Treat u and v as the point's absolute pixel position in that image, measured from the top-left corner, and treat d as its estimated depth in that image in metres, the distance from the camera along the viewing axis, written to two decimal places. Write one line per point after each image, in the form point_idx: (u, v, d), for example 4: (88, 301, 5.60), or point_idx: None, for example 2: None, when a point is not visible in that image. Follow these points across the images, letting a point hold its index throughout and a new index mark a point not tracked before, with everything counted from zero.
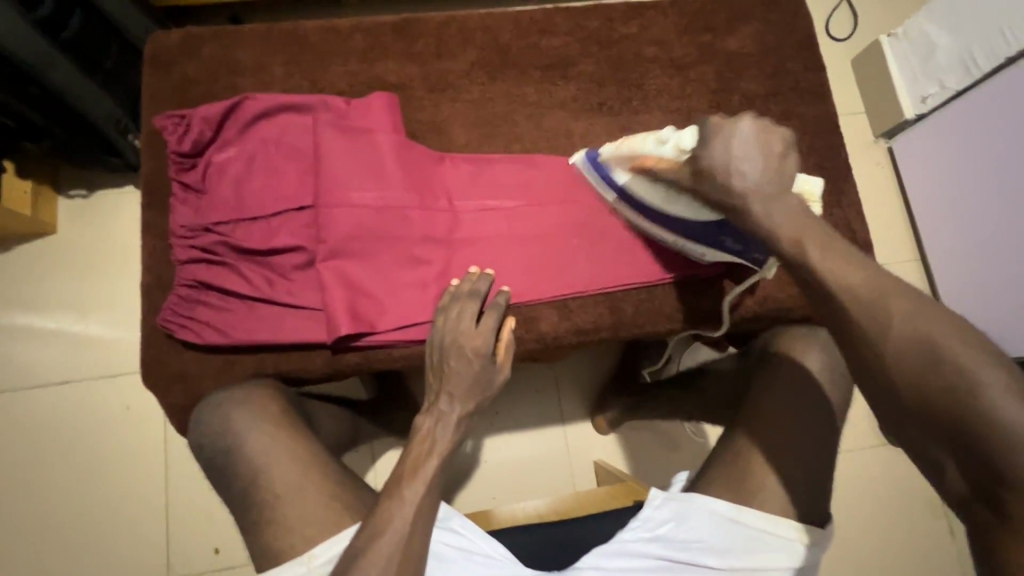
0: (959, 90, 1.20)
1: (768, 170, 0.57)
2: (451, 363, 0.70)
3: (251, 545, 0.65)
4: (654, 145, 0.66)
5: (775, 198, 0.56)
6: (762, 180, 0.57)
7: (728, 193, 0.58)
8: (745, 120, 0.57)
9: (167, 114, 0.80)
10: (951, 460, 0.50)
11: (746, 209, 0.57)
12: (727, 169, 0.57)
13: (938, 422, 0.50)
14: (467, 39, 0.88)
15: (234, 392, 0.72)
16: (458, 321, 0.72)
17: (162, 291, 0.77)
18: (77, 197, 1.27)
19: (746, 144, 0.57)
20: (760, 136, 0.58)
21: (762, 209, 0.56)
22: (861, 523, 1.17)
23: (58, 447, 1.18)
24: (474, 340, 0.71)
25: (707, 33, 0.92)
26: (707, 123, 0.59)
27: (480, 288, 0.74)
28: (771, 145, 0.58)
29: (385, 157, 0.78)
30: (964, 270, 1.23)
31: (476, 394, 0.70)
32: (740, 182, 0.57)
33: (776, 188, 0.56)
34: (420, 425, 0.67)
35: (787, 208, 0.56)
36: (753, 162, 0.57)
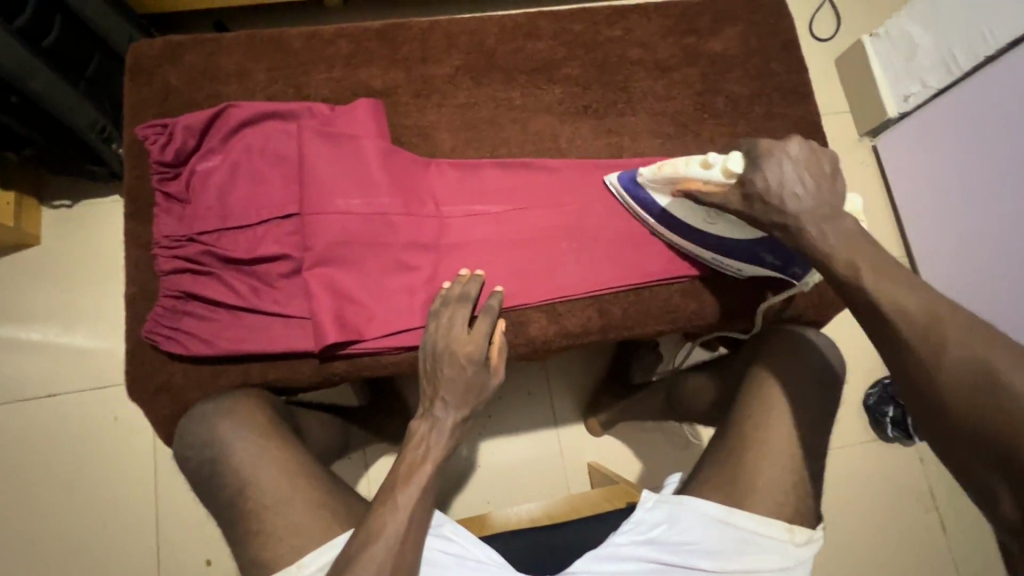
0: (940, 89, 1.22)
1: (819, 191, 0.64)
2: (444, 369, 0.69)
3: (241, 556, 0.64)
4: (700, 169, 0.72)
5: (825, 215, 0.64)
6: (812, 199, 0.64)
7: (782, 213, 0.65)
8: (795, 143, 0.65)
9: (149, 123, 0.79)
10: (999, 484, 0.50)
11: (797, 226, 0.64)
12: (783, 190, 0.65)
13: (980, 439, 0.51)
14: (452, 44, 0.88)
15: (220, 402, 0.71)
16: (451, 326, 0.71)
17: (146, 302, 0.76)
18: (61, 207, 1.25)
19: (798, 166, 0.65)
20: (809, 159, 0.66)
21: (815, 227, 0.63)
22: (854, 518, 1.18)
23: (45, 462, 1.17)
24: (467, 346, 0.70)
25: (691, 35, 0.92)
26: (758, 151, 0.67)
27: (471, 292, 0.73)
28: (822, 166, 0.66)
29: (370, 164, 0.78)
30: (948, 267, 1.24)
31: (470, 400, 0.69)
32: (794, 205, 0.64)
33: (826, 204, 0.64)
34: (415, 430, 0.67)
35: (837, 225, 0.63)
36: (806, 184, 0.65)
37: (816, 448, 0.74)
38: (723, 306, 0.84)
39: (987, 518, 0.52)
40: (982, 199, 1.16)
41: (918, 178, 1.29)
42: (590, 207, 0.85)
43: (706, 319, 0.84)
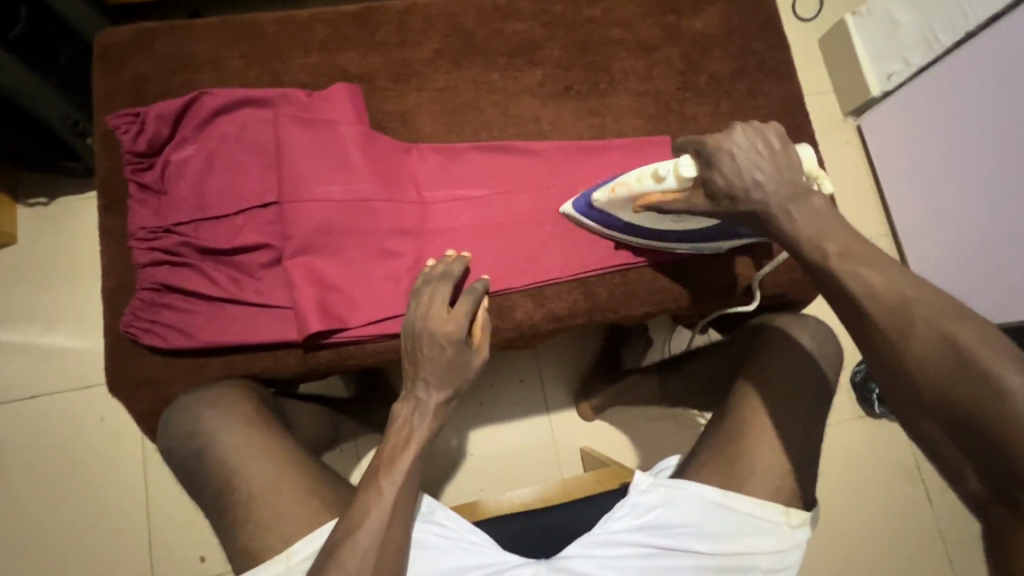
0: (923, 66, 1.23)
1: (778, 171, 0.61)
2: (424, 349, 0.67)
3: (229, 548, 0.64)
4: (652, 182, 0.67)
5: (796, 196, 0.60)
6: (776, 181, 0.61)
7: (749, 203, 0.61)
8: (739, 132, 0.62)
9: (120, 113, 0.77)
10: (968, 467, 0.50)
11: (768, 212, 0.61)
12: (743, 181, 0.61)
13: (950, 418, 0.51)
14: (431, 27, 0.86)
15: (203, 394, 0.70)
16: (431, 304, 0.68)
17: (124, 295, 0.75)
18: (37, 204, 1.23)
19: (749, 154, 0.61)
20: (757, 141, 0.62)
21: (782, 209, 0.60)
22: (841, 493, 1.20)
23: (31, 463, 1.15)
24: (447, 325, 0.67)
25: (672, 14, 0.92)
26: (705, 147, 0.63)
27: (455, 271, 0.71)
28: (772, 146, 0.62)
29: (349, 149, 0.76)
30: (935, 245, 1.25)
31: (453, 379, 0.67)
32: (758, 190, 0.61)
33: (794, 186, 0.60)
34: (398, 412, 0.67)
35: (809, 205, 0.60)
36: (764, 167, 0.61)
37: (802, 423, 0.74)
38: (712, 285, 0.84)
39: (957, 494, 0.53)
40: (967, 178, 1.16)
41: (904, 156, 1.29)
42: (572, 189, 0.84)
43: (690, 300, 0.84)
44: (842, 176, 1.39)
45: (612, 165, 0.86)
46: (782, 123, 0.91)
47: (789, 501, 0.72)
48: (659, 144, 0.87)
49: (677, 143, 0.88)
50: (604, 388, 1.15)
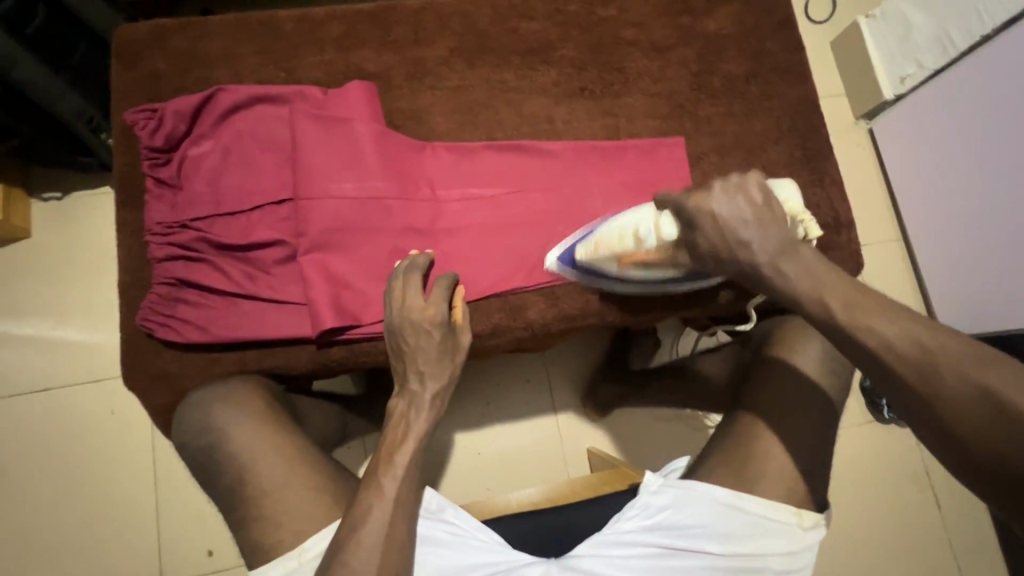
0: (936, 70, 1.21)
1: (765, 230, 0.58)
2: (410, 340, 0.68)
3: (242, 543, 0.64)
4: (634, 241, 0.72)
5: (785, 251, 0.58)
6: (765, 239, 0.58)
7: (736, 264, 0.60)
8: (715, 194, 0.59)
9: (138, 108, 0.77)
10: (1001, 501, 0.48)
11: (761, 273, 0.58)
12: (727, 242, 0.60)
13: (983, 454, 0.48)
14: (445, 25, 0.86)
15: (217, 389, 0.71)
16: (408, 295, 0.70)
17: (139, 290, 0.75)
18: (50, 199, 1.24)
19: (732, 213, 0.59)
20: (739, 196, 0.59)
21: (775, 271, 0.58)
22: (849, 495, 1.19)
23: (42, 455, 1.16)
24: (428, 310, 0.69)
25: (686, 14, 0.91)
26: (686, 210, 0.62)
27: (421, 263, 0.72)
28: (754, 199, 0.60)
29: (363, 147, 0.77)
30: (943, 250, 1.27)
31: (445, 365, 0.68)
32: (747, 253, 0.59)
33: (780, 240, 0.58)
34: (394, 408, 0.66)
35: (799, 259, 0.57)
36: (751, 226, 0.58)
37: (815, 425, 0.74)
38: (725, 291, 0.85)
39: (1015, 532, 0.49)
40: (975, 188, 1.16)
41: (917, 160, 1.28)
42: (586, 189, 0.84)
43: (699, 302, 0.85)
44: (854, 179, 1.39)
45: (625, 166, 0.86)
46: (796, 124, 0.91)
47: (802, 504, 0.71)
48: (673, 145, 0.87)
49: (690, 144, 0.88)
50: (613, 389, 1.15)
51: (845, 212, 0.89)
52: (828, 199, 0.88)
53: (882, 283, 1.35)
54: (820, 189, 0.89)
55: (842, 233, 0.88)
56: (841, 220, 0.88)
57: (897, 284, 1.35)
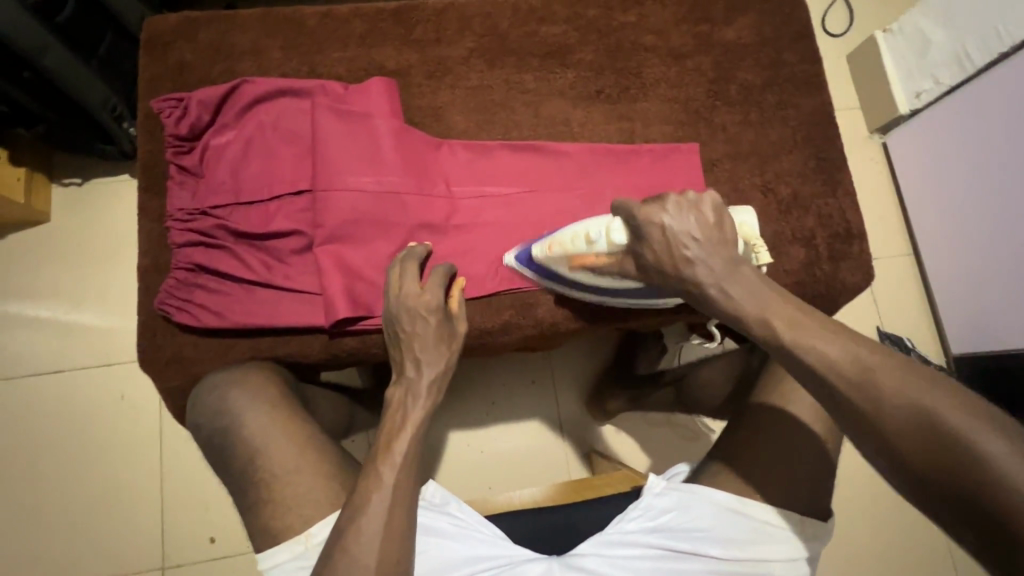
0: (953, 86, 1.21)
1: (710, 247, 0.61)
2: (406, 327, 0.70)
3: (250, 525, 0.65)
4: (585, 245, 0.71)
5: (728, 271, 0.60)
6: (707, 256, 0.61)
7: (680, 278, 0.63)
8: (665, 205, 0.63)
9: (164, 97, 0.79)
10: (967, 523, 0.46)
11: (704, 290, 0.61)
12: (672, 256, 0.63)
13: (939, 478, 0.47)
14: (467, 26, 0.88)
15: (231, 373, 0.72)
16: (404, 282, 0.72)
17: (159, 274, 0.77)
18: (71, 185, 1.26)
19: (681, 227, 0.62)
20: (687, 212, 0.63)
21: (718, 288, 0.60)
22: (854, 508, 1.18)
23: (53, 436, 1.18)
24: (424, 297, 0.71)
25: (704, 23, 0.92)
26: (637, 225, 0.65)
27: (417, 253, 0.74)
28: (703, 218, 0.63)
29: (381, 141, 0.78)
30: (952, 266, 1.27)
31: (440, 354, 0.70)
32: (689, 268, 0.62)
33: (725, 260, 0.61)
34: (391, 397, 0.68)
35: (741, 279, 0.60)
36: (694, 242, 0.62)
37: (821, 433, 0.74)
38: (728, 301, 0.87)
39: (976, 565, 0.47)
40: (979, 208, 1.18)
41: (930, 175, 1.28)
42: (599, 192, 0.85)
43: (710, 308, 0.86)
44: (867, 193, 1.39)
45: (639, 169, 0.87)
46: (811, 135, 0.91)
47: (806, 511, 0.71)
48: (687, 151, 0.88)
49: (705, 150, 0.89)
50: (617, 392, 1.15)
51: (857, 223, 0.89)
52: (841, 209, 0.89)
53: (893, 297, 1.34)
54: (832, 200, 0.89)
55: (854, 244, 0.88)
56: (853, 231, 0.88)
57: (906, 299, 1.35)
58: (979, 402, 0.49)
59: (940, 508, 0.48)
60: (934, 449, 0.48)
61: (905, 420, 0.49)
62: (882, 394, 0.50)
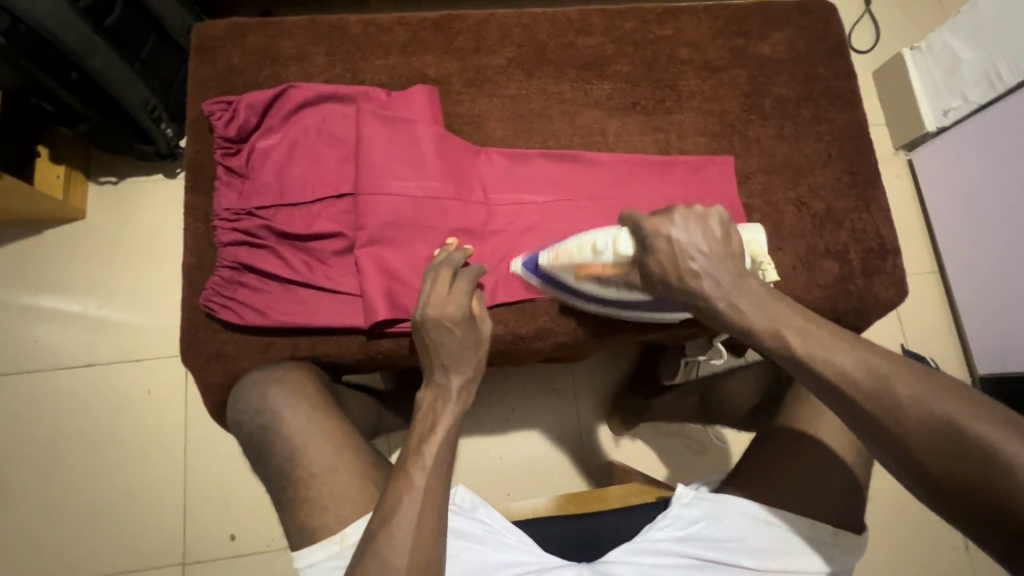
0: (981, 104, 1.21)
1: (718, 260, 0.62)
2: (432, 335, 0.70)
3: (286, 522, 0.66)
4: (591, 254, 0.71)
5: (737, 283, 0.61)
6: (716, 268, 0.61)
7: (686, 291, 0.63)
8: (677, 218, 0.63)
9: (214, 100, 0.82)
10: (996, 531, 0.46)
11: (711, 302, 0.61)
12: (678, 270, 0.63)
13: (968, 486, 0.47)
14: (506, 36, 0.89)
15: (270, 371, 0.73)
16: (435, 291, 0.71)
17: (202, 272, 0.78)
18: (107, 183, 1.29)
19: (689, 242, 0.62)
20: (696, 226, 0.63)
21: (726, 303, 0.60)
22: (880, 526, 1.16)
23: (81, 429, 1.20)
24: (448, 307, 0.70)
25: (739, 37, 0.93)
26: (643, 230, 0.65)
27: (455, 259, 0.74)
28: (712, 231, 0.63)
29: (423, 148, 0.79)
30: (979, 285, 1.25)
31: (468, 361, 0.70)
32: (696, 282, 0.62)
33: (731, 273, 0.61)
34: (422, 400, 0.68)
35: (748, 291, 0.60)
36: (702, 258, 0.62)
37: (855, 448, 0.74)
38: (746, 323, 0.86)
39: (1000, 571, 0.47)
40: (1005, 227, 1.17)
41: (957, 193, 1.28)
42: (634, 202, 0.85)
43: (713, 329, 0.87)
44: (893, 209, 1.38)
45: (674, 180, 0.87)
46: (845, 149, 0.91)
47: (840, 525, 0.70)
48: (722, 164, 0.88)
49: (738, 163, 0.90)
50: (638, 402, 1.15)
51: (891, 238, 0.89)
52: (874, 225, 0.89)
53: (919, 314, 1.33)
54: (866, 215, 0.89)
55: (887, 259, 0.88)
56: (887, 246, 0.88)
57: (932, 316, 1.33)
58: (997, 407, 0.50)
59: (966, 518, 0.48)
60: (956, 454, 0.48)
61: (925, 424, 0.50)
62: (901, 400, 0.51)
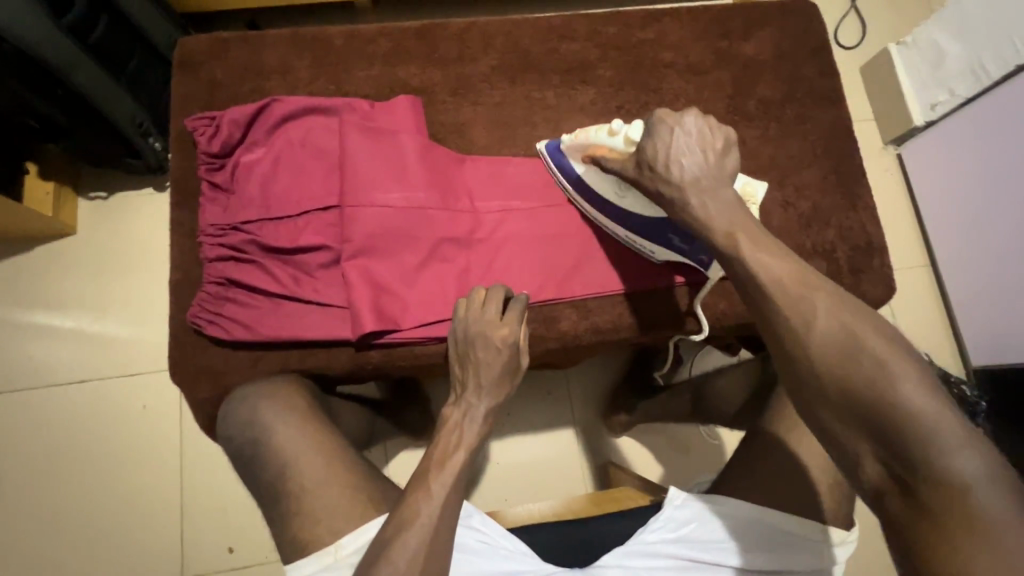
0: (968, 98, 1.21)
1: (706, 165, 0.62)
2: (477, 353, 0.70)
3: (278, 536, 0.65)
4: (606, 136, 0.73)
5: (710, 188, 0.62)
6: (703, 170, 0.62)
7: (666, 180, 0.63)
8: (690, 113, 0.63)
9: (197, 116, 0.82)
10: (865, 448, 0.50)
11: (682, 196, 0.62)
12: (667, 158, 0.63)
13: (852, 406, 0.50)
14: (489, 43, 0.90)
15: (260, 387, 0.73)
16: (488, 313, 0.71)
17: (190, 287, 0.78)
18: (97, 199, 1.29)
19: (690, 137, 0.63)
20: (704, 131, 0.64)
21: (697, 199, 0.61)
22: (878, 523, 1.16)
23: (76, 445, 1.20)
24: (501, 329, 0.70)
25: (723, 38, 0.94)
26: (654, 116, 0.66)
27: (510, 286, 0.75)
28: (713, 142, 0.64)
29: (408, 158, 0.80)
30: (971, 278, 1.26)
31: (502, 385, 0.70)
32: (677, 170, 0.63)
33: (711, 178, 0.62)
34: (448, 417, 0.67)
35: (718, 198, 0.61)
36: (695, 155, 0.62)
37: None
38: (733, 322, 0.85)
39: (853, 486, 0.52)
40: (996, 220, 1.17)
41: (947, 187, 1.28)
42: None
43: (740, 318, 0.85)
44: (883, 204, 1.38)
45: None
46: (830, 148, 0.92)
47: (830, 524, 0.70)
48: None
49: None
50: (631, 403, 1.15)
51: (878, 236, 0.89)
52: (861, 223, 0.89)
53: (912, 308, 1.33)
54: (852, 214, 0.89)
55: (875, 257, 0.88)
56: (874, 244, 0.88)
57: (924, 310, 1.33)
58: (909, 349, 0.52)
59: (840, 435, 0.51)
60: (854, 378, 0.50)
61: (828, 344, 0.52)
62: (814, 322, 0.53)
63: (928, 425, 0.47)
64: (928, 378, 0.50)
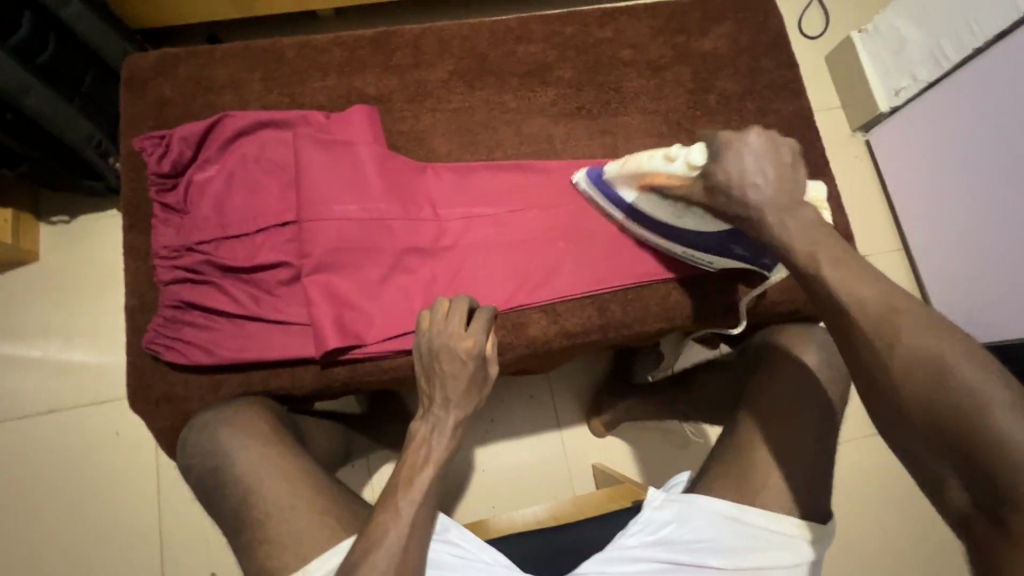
0: (930, 82, 1.22)
1: (779, 181, 0.59)
2: (441, 366, 0.67)
3: (245, 566, 0.64)
4: (663, 163, 0.70)
5: (789, 208, 0.59)
6: (775, 190, 0.59)
7: (745, 205, 0.60)
8: (753, 132, 0.60)
9: (145, 135, 0.79)
10: (951, 472, 0.48)
11: (760, 218, 0.59)
12: (740, 182, 0.60)
13: (936, 428, 0.48)
14: (445, 49, 0.89)
15: (222, 412, 0.71)
16: (450, 325, 0.69)
17: (146, 312, 0.76)
18: (58, 223, 1.26)
19: (759, 157, 0.60)
20: (770, 147, 0.60)
21: (776, 219, 0.58)
22: (861, 509, 1.17)
23: (46, 478, 1.16)
24: (465, 341, 0.68)
25: (681, 34, 0.93)
26: (716, 140, 0.62)
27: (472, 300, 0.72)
28: (782, 156, 0.60)
29: (365, 169, 0.78)
30: (949, 259, 1.25)
31: (471, 399, 0.68)
32: (754, 194, 0.59)
33: (784, 194, 0.59)
34: (416, 432, 0.66)
35: (798, 217, 0.58)
36: (768, 174, 0.59)
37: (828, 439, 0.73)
38: (706, 313, 0.84)
39: (938, 511, 0.50)
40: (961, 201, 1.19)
41: (914, 171, 1.29)
42: (585, 207, 0.85)
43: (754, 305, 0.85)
44: (852, 191, 1.40)
45: None
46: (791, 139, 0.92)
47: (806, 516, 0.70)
48: None
49: None
50: (616, 401, 1.13)
51: (843, 225, 0.89)
52: None
53: None
54: None
55: None
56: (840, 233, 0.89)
57: None
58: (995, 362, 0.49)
59: (924, 457, 0.50)
60: (933, 405, 0.49)
61: (914, 366, 0.50)
62: (899, 341, 0.51)
63: (1015, 448, 0.45)
64: (1022, 400, 0.47)
